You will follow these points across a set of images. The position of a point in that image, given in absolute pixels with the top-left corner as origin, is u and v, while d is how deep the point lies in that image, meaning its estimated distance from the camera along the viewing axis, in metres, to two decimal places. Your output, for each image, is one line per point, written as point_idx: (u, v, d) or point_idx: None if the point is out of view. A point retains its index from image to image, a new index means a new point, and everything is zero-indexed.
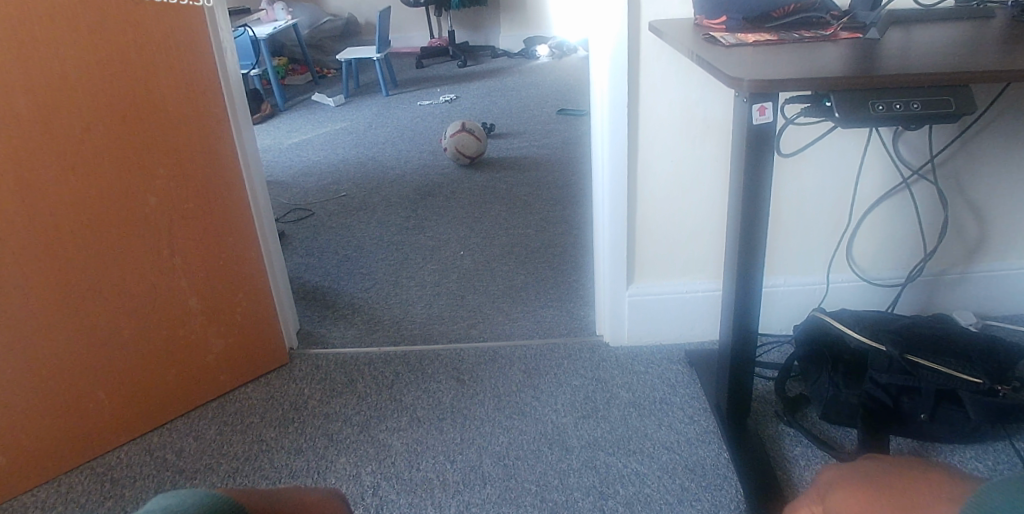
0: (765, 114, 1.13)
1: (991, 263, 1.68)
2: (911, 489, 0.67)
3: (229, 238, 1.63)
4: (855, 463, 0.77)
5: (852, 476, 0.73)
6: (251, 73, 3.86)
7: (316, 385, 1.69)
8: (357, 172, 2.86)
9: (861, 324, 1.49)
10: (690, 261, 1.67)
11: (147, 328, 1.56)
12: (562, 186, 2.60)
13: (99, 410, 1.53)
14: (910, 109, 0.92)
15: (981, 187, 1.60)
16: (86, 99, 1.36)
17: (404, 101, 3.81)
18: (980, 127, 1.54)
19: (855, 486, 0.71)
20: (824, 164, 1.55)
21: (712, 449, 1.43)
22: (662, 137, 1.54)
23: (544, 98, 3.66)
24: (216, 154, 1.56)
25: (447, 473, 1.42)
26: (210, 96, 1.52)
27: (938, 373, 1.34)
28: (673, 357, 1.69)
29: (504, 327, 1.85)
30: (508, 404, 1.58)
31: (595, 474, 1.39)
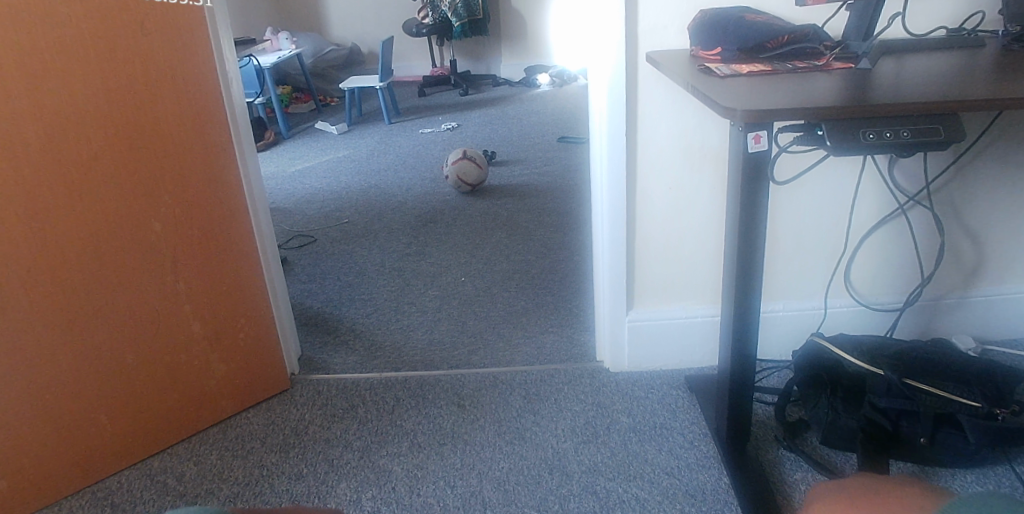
0: (760, 143, 1.14)
1: (987, 288, 1.69)
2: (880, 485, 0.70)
3: (232, 263, 1.65)
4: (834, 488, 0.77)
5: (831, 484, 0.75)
6: (256, 101, 3.91)
7: (317, 410, 1.70)
8: (359, 198, 2.89)
9: (860, 349, 1.50)
10: (689, 287, 1.69)
11: (151, 353, 1.57)
12: (562, 213, 2.62)
13: (101, 435, 1.54)
14: (900, 138, 0.94)
15: (976, 213, 1.62)
16: (95, 128, 1.39)
17: (405, 128, 3.86)
18: (972, 156, 1.56)
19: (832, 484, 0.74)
20: (820, 191, 1.57)
21: (712, 474, 1.43)
22: (659, 165, 1.57)
23: (544, 126, 3.70)
24: (221, 181, 1.59)
25: (447, 499, 1.42)
26: (216, 124, 1.55)
27: (935, 397, 1.35)
28: (673, 382, 1.70)
29: (505, 352, 1.86)
30: (509, 429, 1.58)
31: (595, 499, 1.39)
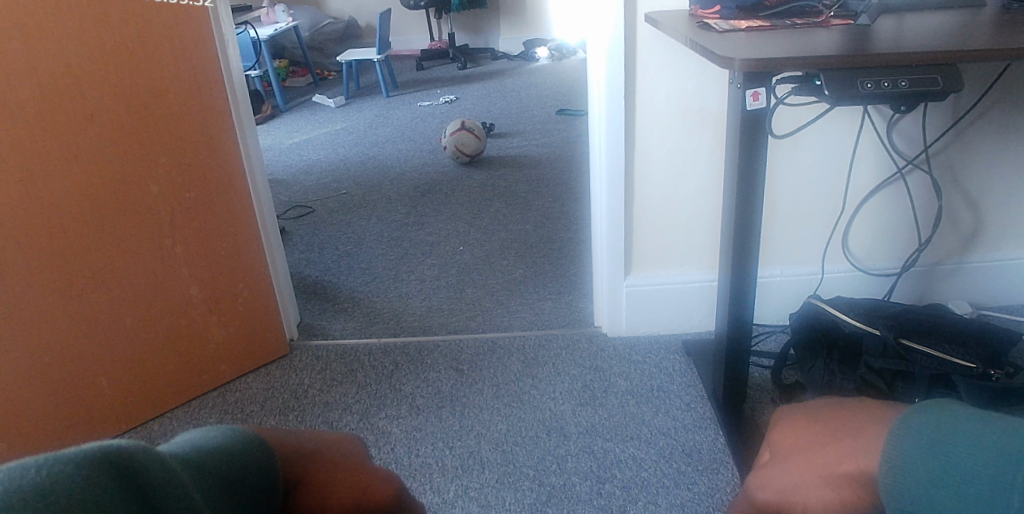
0: (758, 99, 1.12)
1: (985, 254, 1.69)
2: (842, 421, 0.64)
3: (230, 228, 1.65)
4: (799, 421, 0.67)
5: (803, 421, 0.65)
6: (253, 74, 3.89)
7: (316, 374, 1.71)
8: (357, 170, 2.88)
9: (856, 310, 1.51)
10: (687, 252, 1.69)
11: (149, 317, 1.57)
12: (561, 183, 2.62)
13: (100, 398, 1.54)
14: (898, 88, 0.93)
15: (974, 177, 1.62)
16: (92, 90, 1.39)
17: (403, 101, 3.84)
18: (973, 119, 1.56)
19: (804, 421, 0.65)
20: (819, 154, 1.57)
21: (709, 434, 1.44)
22: (658, 129, 1.56)
23: (543, 99, 3.69)
24: (218, 145, 1.58)
25: (445, 459, 1.43)
26: (213, 88, 1.55)
27: (931, 358, 1.35)
28: (671, 347, 1.70)
29: (503, 318, 1.87)
30: (508, 392, 1.59)
31: (593, 458, 1.40)
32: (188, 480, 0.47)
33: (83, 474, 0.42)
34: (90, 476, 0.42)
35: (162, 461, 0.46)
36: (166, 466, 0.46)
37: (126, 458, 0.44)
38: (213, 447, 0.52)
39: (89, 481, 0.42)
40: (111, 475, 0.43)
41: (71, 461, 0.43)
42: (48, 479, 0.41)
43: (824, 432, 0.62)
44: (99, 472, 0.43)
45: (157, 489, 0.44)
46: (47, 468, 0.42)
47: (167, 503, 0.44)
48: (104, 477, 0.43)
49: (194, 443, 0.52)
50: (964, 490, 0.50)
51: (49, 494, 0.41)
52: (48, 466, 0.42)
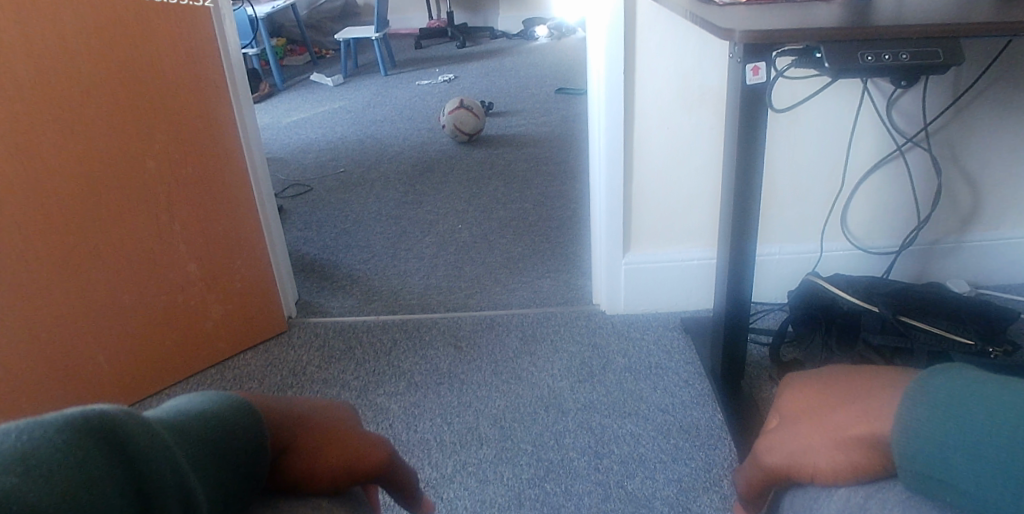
0: (758, 74, 1.12)
1: (984, 233, 1.69)
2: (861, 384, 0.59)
3: (228, 204, 1.64)
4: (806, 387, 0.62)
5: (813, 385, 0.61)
6: (250, 53, 3.86)
7: (315, 351, 1.71)
8: (355, 148, 2.87)
9: (855, 287, 1.51)
10: (685, 230, 1.69)
11: (147, 294, 1.57)
12: (560, 162, 2.61)
13: (98, 374, 1.54)
14: (900, 60, 0.92)
15: (974, 155, 1.61)
16: (87, 65, 1.38)
17: (402, 80, 3.82)
18: (974, 96, 1.55)
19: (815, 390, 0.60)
20: (819, 132, 1.56)
21: (706, 411, 1.44)
22: (657, 105, 1.55)
23: (543, 78, 3.67)
24: (215, 121, 1.58)
25: (443, 435, 1.43)
26: (210, 64, 1.54)
27: (930, 335, 1.36)
28: (669, 324, 1.71)
29: (502, 296, 1.87)
30: (506, 369, 1.60)
31: (591, 434, 1.41)
32: (171, 443, 0.47)
33: (64, 437, 0.42)
34: (71, 439, 0.42)
35: (144, 424, 0.46)
36: (148, 429, 0.46)
37: (108, 421, 0.44)
38: (196, 412, 0.52)
39: (71, 445, 0.42)
40: (92, 438, 0.43)
41: (51, 425, 0.42)
42: (28, 443, 0.41)
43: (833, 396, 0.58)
44: (81, 435, 0.42)
45: (140, 450, 0.44)
46: (27, 433, 0.41)
47: (150, 465, 0.44)
48: (86, 440, 0.42)
49: (177, 408, 0.52)
50: (979, 448, 0.47)
51: (30, 458, 0.40)
52: (28, 431, 0.42)
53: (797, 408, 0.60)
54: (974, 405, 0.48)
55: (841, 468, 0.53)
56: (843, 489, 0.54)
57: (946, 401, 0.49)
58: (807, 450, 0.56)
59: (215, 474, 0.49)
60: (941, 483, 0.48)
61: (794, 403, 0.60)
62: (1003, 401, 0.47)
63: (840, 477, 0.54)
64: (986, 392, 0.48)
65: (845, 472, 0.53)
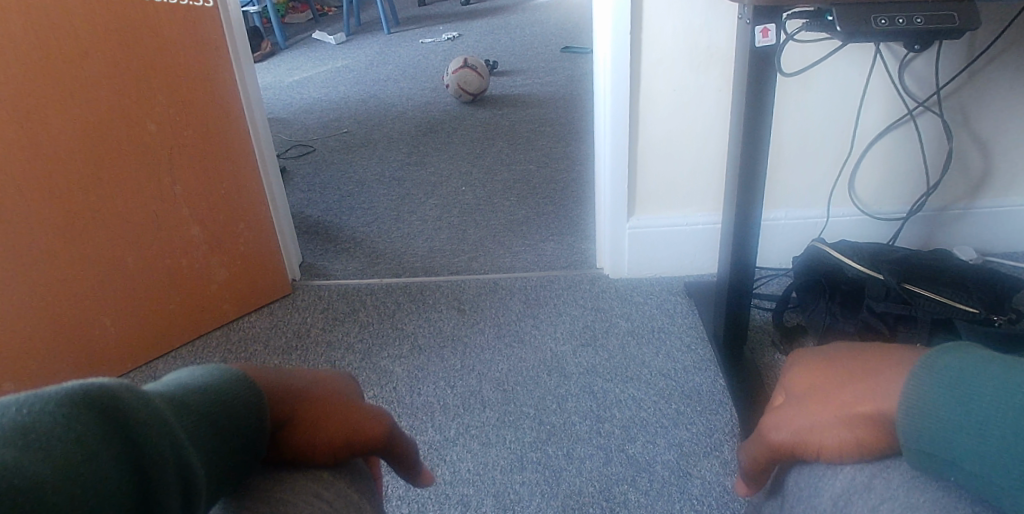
0: (768, 36, 1.11)
1: (992, 199, 1.67)
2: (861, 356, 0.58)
3: (231, 166, 1.63)
4: (809, 353, 0.61)
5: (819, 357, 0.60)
6: (251, 10, 3.80)
7: (319, 314, 1.72)
8: (358, 108, 2.84)
9: (860, 254, 1.49)
10: (690, 194, 1.67)
11: (151, 257, 1.57)
12: (565, 123, 2.58)
13: (104, 337, 1.55)
14: (913, 24, 0.89)
15: (985, 120, 1.59)
16: (86, 26, 1.35)
17: (405, 38, 3.77)
18: (987, 60, 1.52)
19: (817, 363, 0.60)
20: (828, 95, 1.54)
21: (708, 376, 1.45)
22: (664, 67, 1.53)
23: (548, 36, 3.61)
24: (216, 83, 1.56)
25: (446, 398, 1.44)
26: (211, 24, 1.51)
27: (934, 302, 1.35)
28: (672, 288, 1.70)
29: (505, 259, 1.86)
30: (509, 332, 1.60)
31: (592, 398, 1.41)
32: (170, 417, 0.47)
33: (63, 412, 0.42)
34: (69, 414, 0.42)
35: (144, 399, 0.46)
36: (147, 403, 0.45)
37: (106, 395, 0.44)
38: (198, 385, 0.51)
39: (69, 420, 0.42)
40: (90, 413, 0.43)
41: (50, 400, 0.42)
42: (27, 418, 0.41)
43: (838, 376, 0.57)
44: (81, 410, 0.43)
45: (139, 425, 0.44)
46: (26, 407, 0.42)
47: (149, 438, 0.44)
48: (84, 415, 0.42)
49: (178, 380, 0.52)
50: (985, 430, 0.46)
51: (30, 432, 0.41)
52: (28, 406, 0.42)
53: (803, 388, 0.58)
54: (976, 381, 0.48)
55: (847, 446, 0.53)
56: (849, 466, 0.54)
57: (951, 382, 0.49)
58: (814, 427, 0.55)
59: (214, 448, 0.49)
60: (948, 464, 0.48)
61: (802, 381, 0.59)
62: (1008, 380, 0.46)
63: (845, 454, 0.54)
64: (990, 372, 0.48)
65: (851, 449, 0.53)
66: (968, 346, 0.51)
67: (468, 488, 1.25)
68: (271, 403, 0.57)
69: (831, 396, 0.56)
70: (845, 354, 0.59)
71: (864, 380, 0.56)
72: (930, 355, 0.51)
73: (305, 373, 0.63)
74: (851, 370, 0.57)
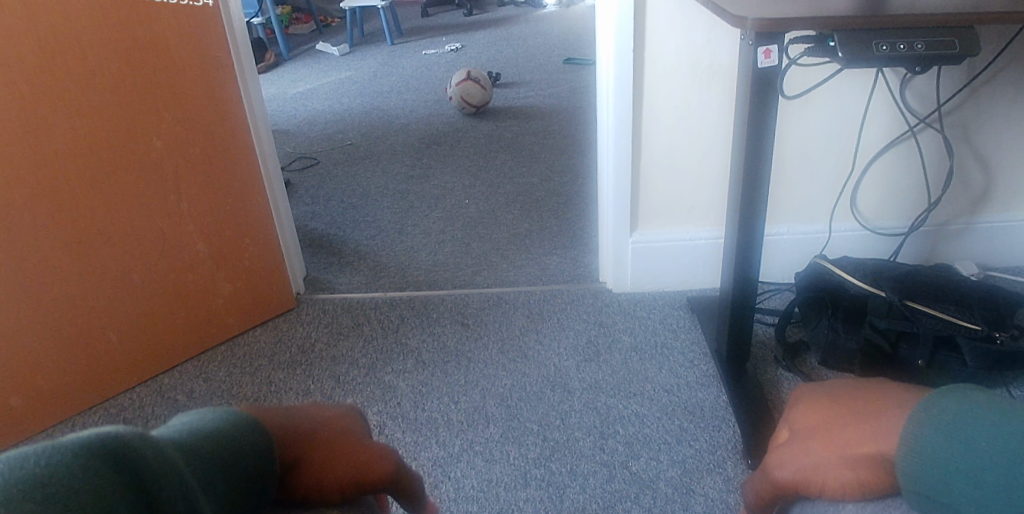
0: (770, 57, 1.11)
1: (993, 214, 1.68)
2: (862, 393, 0.60)
3: (236, 182, 1.64)
4: (809, 396, 0.62)
5: (822, 397, 0.61)
6: (256, 21, 3.83)
7: (323, 328, 1.72)
8: (362, 120, 2.86)
9: (861, 271, 1.50)
10: (692, 209, 1.68)
11: (157, 272, 1.58)
12: (567, 135, 2.60)
13: (110, 352, 1.56)
14: (914, 50, 0.91)
15: (985, 137, 1.59)
16: (91, 45, 1.37)
17: (409, 49, 3.78)
18: (987, 77, 1.53)
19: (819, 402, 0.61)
20: (830, 112, 1.55)
21: (711, 392, 1.45)
22: (666, 84, 1.54)
23: (551, 47, 3.63)
24: (221, 99, 1.57)
25: (451, 413, 1.45)
26: (216, 40, 1.52)
27: (935, 319, 1.36)
28: (675, 303, 1.71)
29: (509, 273, 1.87)
30: (513, 348, 1.61)
31: (596, 414, 1.42)
32: (182, 466, 0.48)
33: (79, 462, 0.43)
34: (86, 464, 0.43)
35: (156, 447, 0.46)
36: (159, 452, 0.46)
37: (121, 444, 0.45)
38: (208, 430, 0.52)
39: (86, 471, 0.43)
40: (106, 462, 0.43)
41: (66, 450, 0.43)
42: (45, 469, 0.42)
43: (842, 415, 0.59)
44: (97, 460, 0.43)
45: (150, 472, 0.45)
46: (43, 458, 0.42)
47: (160, 486, 0.45)
48: (100, 465, 0.43)
49: (190, 425, 0.53)
50: (981, 477, 0.47)
51: (48, 484, 0.41)
52: (44, 457, 0.43)
53: (809, 426, 0.59)
54: (975, 430, 0.48)
55: (849, 484, 0.53)
56: (850, 504, 0.53)
57: (951, 427, 0.50)
58: (816, 465, 0.56)
59: (225, 495, 0.50)
60: (943, 505, 0.48)
61: (805, 420, 0.60)
62: (1006, 430, 0.47)
63: (847, 492, 0.53)
64: (989, 419, 0.48)
65: (854, 487, 0.53)
66: (968, 391, 0.52)
67: (472, 505, 1.26)
68: (280, 445, 0.58)
69: (836, 436, 0.57)
70: (847, 391, 0.61)
71: (866, 419, 0.57)
72: (930, 398, 0.52)
73: (310, 413, 0.64)
74: (851, 411, 0.59)
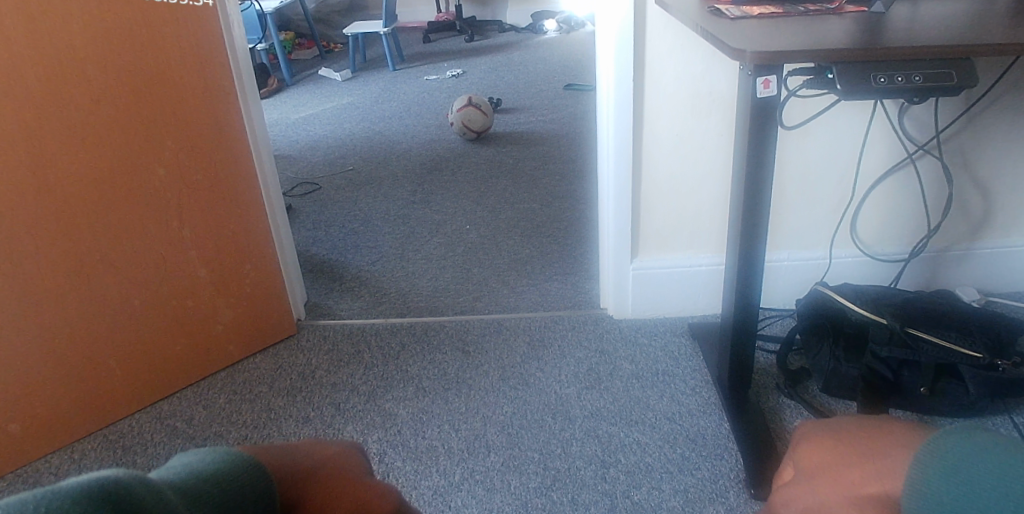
0: (769, 87, 1.12)
1: (993, 240, 1.68)
2: (865, 431, 0.60)
3: (237, 208, 1.65)
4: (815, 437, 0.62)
5: (827, 437, 0.61)
6: (259, 48, 3.86)
7: (323, 355, 1.72)
8: (364, 146, 2.87)
9: (862, 299, 1.50)
10: (693, 236, 1.68)
11: (157, 299, 1.58)
12: (567, 161, 2.61)
13: (110, 379, 1.55)
14: (912, 83, 0.92)
15: (984, 163, 1.60)
16: (95, 75, 1.38)
17: (411, 75, 3.81)
18: (985, 105, 1.54)
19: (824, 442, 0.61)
20: (829, 140, 1.56)
21: (713, 420, 1.45)
22: (666, 112, 1.55)
23: (552, 73, 3.66)
24: (224, 126, 1.58)
25: (451, 442, 1.44)
26: (219, 69, 1.54)
27: (936, 347, 1.35)
28: (676, 330, 1.71)
29: (510, 299, 1.87)
30: (513, 375, 1.60)
31: (597, 443, 1.41)
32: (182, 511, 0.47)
33: (79, 508, 0.43)
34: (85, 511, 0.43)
35: (156, 492, 0.46)
36: (158, 496, 0.46)
37: (120, 489, 0.44)
38: (208, 472, 0.52)
39: None
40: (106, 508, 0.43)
41: (66, 496, 0.43)
42: None
43: (847, 453, 0.59)
44: (97, 505, 0.43)
45: None
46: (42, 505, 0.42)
47: None
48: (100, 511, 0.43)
49: (189, 467, 0.52)
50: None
51: None
52: (44, 503, 0.42)
53: (814, 464, 0.60)
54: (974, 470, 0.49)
55: None
56: None
57: (952, 468, 0.50)
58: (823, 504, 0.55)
59: None
60: None
61: (810, 460, 0.61)
62: (1004, 471, 0.48)
63: None
64: (990, 459, 0.49)
65: None
66: (973, 432, 0.52)
67: None
68: (280, 486, 0.58)
69: (842, 476, 0.57)
70: (850, 429, 0.61)
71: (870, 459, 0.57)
72: (933, 440, 0.53)
73: (311, 452, 0.64)
74: (857, 449, 0.58)
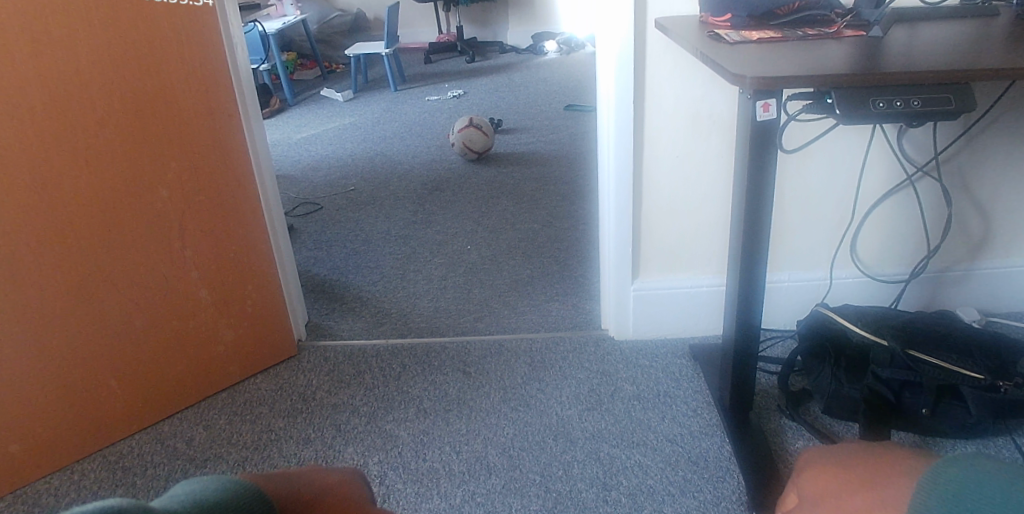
0: (769, 110, 1.14)
1: (992, 261, 1.68)
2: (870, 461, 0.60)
3: (239, 229, 1.65)
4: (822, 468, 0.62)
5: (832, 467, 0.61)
6: (262, 68, 3.89)
7: (324, 376, 1.72)
8: (365, 166, 2.89)
9: (863, 319, 1.50)
10: (694, 257, 1.69)
11: (158, 318, 1.58)
12: (568, 181, 2.62)
13: (110, 400, 1.55)
14: (910, 107, 0.93)
15: (983, 185, 1.61)
16: (99, 96, 1.39)
17: (412, 96, 3.84)
18: (982, 127, 1.55)
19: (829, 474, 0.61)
20: (828, 162, 1.56)
21: (714, 441, 1.44)
22: (666, 134, 1.56)
23: (552, 94, 3.68)
24: (227, 147, 1.59)
25: (452, 464, 1.44)
26: (223, 90, 1.55)
27: (937, 368, 1.35)
28: (677, 351, 1.71)
29: (511, 320, 1.87)
30: (515, 396, 1.60)
31: (598, 465, 1.41)
32: None
33: None
34: None
35: None
36: None
37: None
38: (211, 501, 0.52)
39: None
40: None
41: None
42: None
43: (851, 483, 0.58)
44: None
45: None
46: None
47: None
48: None
49: (193, 494, 0.52)
50: None
51: None
52: None
53: (818, 494, 0.60)
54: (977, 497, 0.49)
55: None
56: None
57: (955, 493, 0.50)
58: None
59: None
60: None
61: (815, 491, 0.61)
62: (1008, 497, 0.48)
63: None
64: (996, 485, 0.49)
65: None
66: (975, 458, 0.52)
67: None
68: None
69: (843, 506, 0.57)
70: (855, 460, 0.61)
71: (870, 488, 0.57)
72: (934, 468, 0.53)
73: (315, 480, 0.64)
74: (861, 480, 0.58)
